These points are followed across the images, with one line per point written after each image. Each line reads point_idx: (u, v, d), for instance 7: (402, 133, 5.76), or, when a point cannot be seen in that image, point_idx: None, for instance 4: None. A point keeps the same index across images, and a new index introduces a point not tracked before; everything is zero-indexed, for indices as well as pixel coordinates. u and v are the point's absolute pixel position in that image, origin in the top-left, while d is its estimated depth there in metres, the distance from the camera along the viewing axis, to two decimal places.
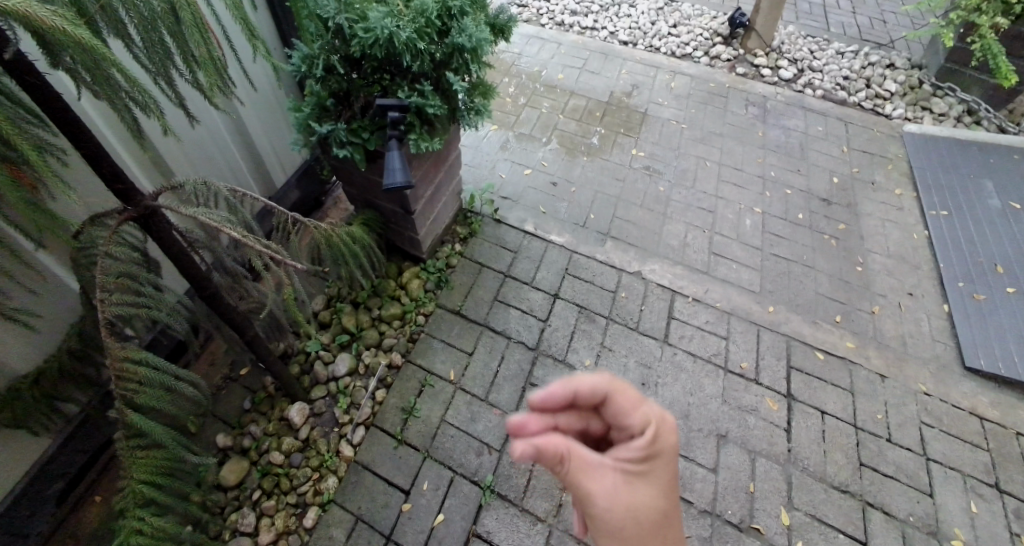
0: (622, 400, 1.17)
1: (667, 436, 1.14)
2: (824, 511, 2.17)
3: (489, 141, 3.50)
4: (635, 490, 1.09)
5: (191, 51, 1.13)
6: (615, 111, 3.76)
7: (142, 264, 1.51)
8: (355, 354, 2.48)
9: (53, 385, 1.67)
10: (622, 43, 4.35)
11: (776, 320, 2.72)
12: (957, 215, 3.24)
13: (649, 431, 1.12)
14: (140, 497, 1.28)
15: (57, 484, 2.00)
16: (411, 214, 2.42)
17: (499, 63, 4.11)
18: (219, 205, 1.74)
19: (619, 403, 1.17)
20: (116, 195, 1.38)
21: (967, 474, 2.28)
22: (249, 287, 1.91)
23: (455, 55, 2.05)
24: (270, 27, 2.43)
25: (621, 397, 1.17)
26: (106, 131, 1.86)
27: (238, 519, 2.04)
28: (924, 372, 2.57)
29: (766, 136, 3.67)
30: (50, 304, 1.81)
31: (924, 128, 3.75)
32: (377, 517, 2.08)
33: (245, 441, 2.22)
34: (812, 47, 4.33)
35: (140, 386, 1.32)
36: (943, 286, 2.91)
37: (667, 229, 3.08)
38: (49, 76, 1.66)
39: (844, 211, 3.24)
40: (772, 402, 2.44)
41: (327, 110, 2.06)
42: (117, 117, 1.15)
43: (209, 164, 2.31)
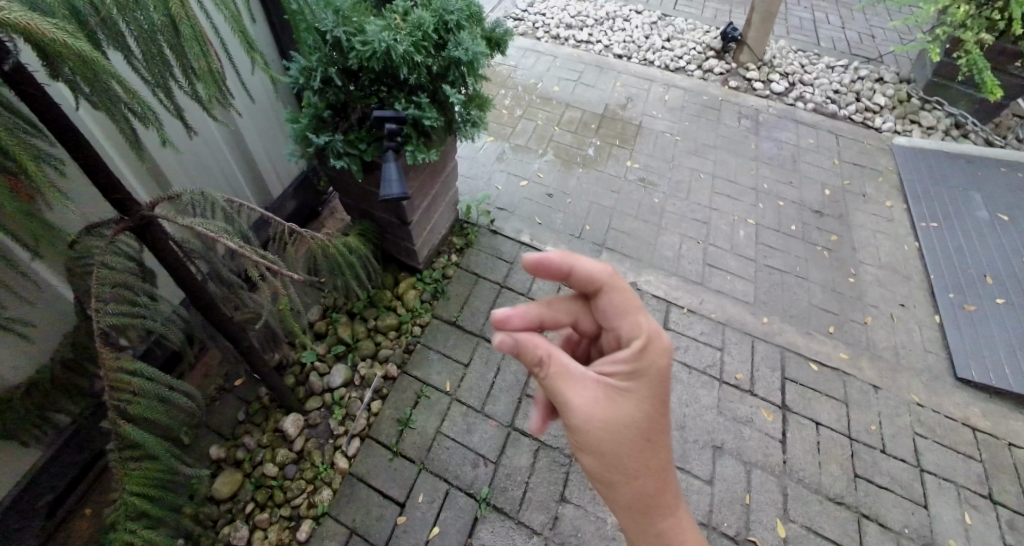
0: (619, 304, 1.35)
1: (657, 346, 1.30)
2: (820, 522, 2.17)
3: (485, 153, 3.52)
4: (623, 395, 1.27)
5: (190, 63, 1.13)
6: (610, 122, 3.80)
7: (137, 274, 1.51)
8: (351, 365, 2.48)
9: (46, 397, 1.65)
10: (617, 56, 4.41)
11: (771, 331, 2.74)
12: (947, 226, 3.29)
13: (638, 343, 1.29)
14: (132, 510, 1.27)
15: (47, 497, 1.97)
16: (408, 225, 2.42)
17: (496, 75, 4.15)
18: (216, 215, 1.74)
19: (618, 310, 1.35)
20: (113, 205, 1.37)
21: (960, 484, 2.29)
22: (245, 297, 1.90)
23: (452, 68, 2.07)
24: (268, 39, 2.45)
25: (618, 302, 1.35)
26: (103, 141, 1.86)
27: (231, 532, 2.01)
28: (916, 382, 2.59)
29: (759, 148, 3.71)
30: (43, 314, 1.79)
31: (913, 141, 3.81)
32: (371, 530, 2.06)
33: (238, 453, 2.20)
34: (803, 61, 4.40)
35: (134, 396, 1.31)
36: (934, 297, 2.94)
37: (662, 240, 3.10)
38: (48, 86, 1.66)
39: (836, 223, 3.28)
40: (767, 413, 2.45)
41: (324, 121, 2.08)
42: (115, 128, 1.15)
43: (206, 175, 2.31)
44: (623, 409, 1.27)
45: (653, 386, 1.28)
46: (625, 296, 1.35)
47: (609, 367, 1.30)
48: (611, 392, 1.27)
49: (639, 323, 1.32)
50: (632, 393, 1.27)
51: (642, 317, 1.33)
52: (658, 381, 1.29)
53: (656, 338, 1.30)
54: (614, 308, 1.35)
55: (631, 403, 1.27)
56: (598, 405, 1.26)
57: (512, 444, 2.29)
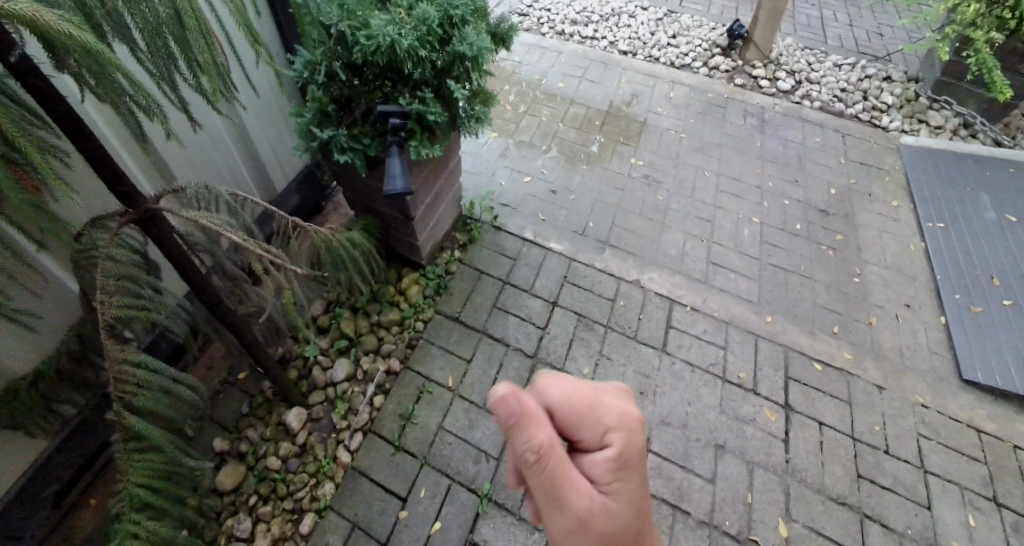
0: (581, 406, 1.13)
1: (634, 427, 1.16)
2: (822, 522, 2.17)
3: (489, 149, 3.52)
4: (608, 508, 1.11)
5: (195, 56, 1.13)
6: (615, 120, 3.79)
7: (142, 267, 1.51)
8: (354, 360, 2.48)
9: (52, 388, 1.66)
10: (622, 53, 4.39)
11: (774, 330, 2.73)
12: (954, 227, 3.27)
13: (615, 437, 1.13)
14: (137, 500, 1.27)
15: (53, 487, 1.98)
16: (411, 220, 2.42)
17: (500, 71, 4.14)
18: (220, 208, 1.74)
19: (580, 410, 1.13)
20: (118, 197, 1.38)
21: (964, 486, 2.28)
22: (249, 291, 1.90)
23: (456, 62, 2.06)
24: (273, 33, 2.44)
25: (578, 399, 1.13)
26: (109, 133, 1.86)
27: (234, 525, 2.03)
28: (921, 383, 2.58)
29: (765, 147, 3.69)
30: (50, 306, 1.80)
31: (920, 141, 3.78)
32: (373, 525, 2.07)
33: (242, 446, 2.21)
34: (810, 59, 4.37)
35: (138, 388, 1.32)
36: (940, 298, 2.92)
37: (666, 238, 3.09)
38: (54, 79, 1.66)
39: (841, 222, 3.26)
40: (770, 412, 2.45)
41: (328, 115, 2.08)
42: (121, 120, 1.15)
43: (210, 168, 2.31)
44: (620, 521, 1.13)
45: (637, 475, 1.16)
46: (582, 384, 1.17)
47: (591, 476, 1.13)
48: (608, 505, 1.12)
49: (604, 417, 1.14)
50: (623, 497, 1.14)
51: (609, 406, 1.16)
52: (639, 471, 1.17)
53: (626, 421, 1.15)
54: (575, 413, 1.13)
55: (622, 504, 1.14)
56: (600, 517, 1.10)
57: None
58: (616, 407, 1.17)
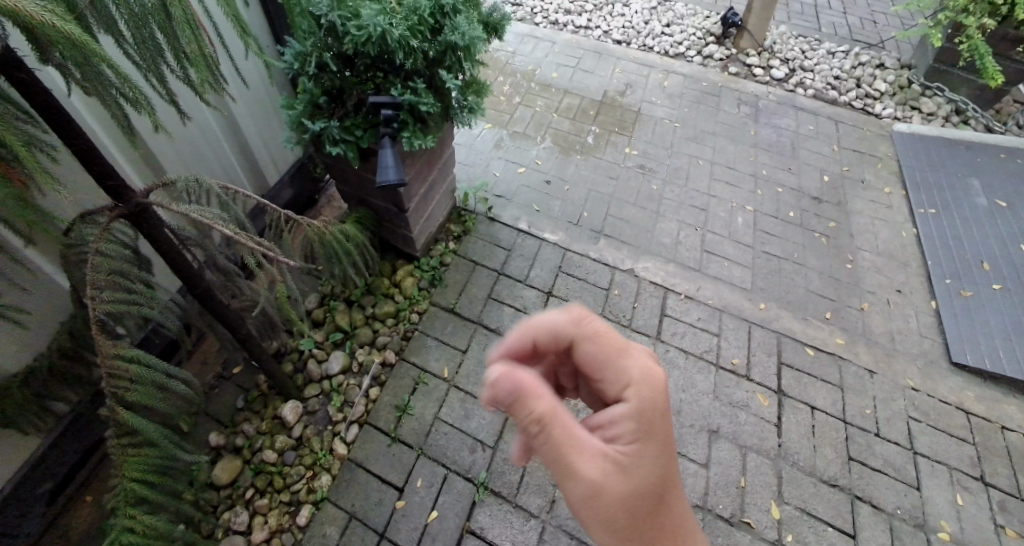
0: (603, 351, 1.23)
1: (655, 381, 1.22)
2: (814, 504, 2.20)
3: (483, 139, 3.51)
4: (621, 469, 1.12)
5: (182, 47, 1.12)
6: (609, 110, 3.77)
7: (133, 262, 1.50)
8: (349, 352, 2.48)
9: (43, 384, 1.66)
10: (616, 42, 4.36)
11: (767, 316, 2.75)
12: (944, 213, 3.29)
13: (630, 392, 1.18)
14: (131, 495, 1.28)
15: (48, 483, 1.98)
16: (405, 212, 2.42)
17: (493, 61, 4.11)
18: (211, 202, 1.73)
19: (597, 358, 1.24)
20: (107, 191, 1.36)
21: (953, 467, 2.32)
22: (242, 285, 1.89)
23: (448, 52, 2.05)
24: (262, 24, 2.42)
25: (604, 344, 1.24)
26: (96, 127, 1.84)
27: (231, 518, 2.03)
28: (912, 367, 2.61)
29: (758, 135, 3.70)
30: (39, 302, 1.79)
31: (912, 127, 3.80)
32: (370, 515, 2.09)
33: (238, 440, 2.22)
34: (804, 47, 4.37)
35: (131, 383, 1.31)
36: (930, 283, 2.95)
37: (660, 227, 3.10)
38: (38, 71, 1.65)
39: (834, 209, 3.28)
40: (763, 397, 2.47)
41: (320, 107, 2.07)
42: (107, 113, 1.14)
43: (201, 162, 2.30)
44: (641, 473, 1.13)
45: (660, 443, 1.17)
46: (607, 336, 1.25)
47: (610, 429, 1.16)
48: (621, 466, 1.12)
49: (628, 370, 1.21)
50: (640, 461, 1.13)
51: (634, 359, 1.23)
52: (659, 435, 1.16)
53: (649, 380, 1.20)
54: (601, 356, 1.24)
55: (645, 466, 1.13)
56: (607, 475, 1.11)
57: (510, 429, 2.31)
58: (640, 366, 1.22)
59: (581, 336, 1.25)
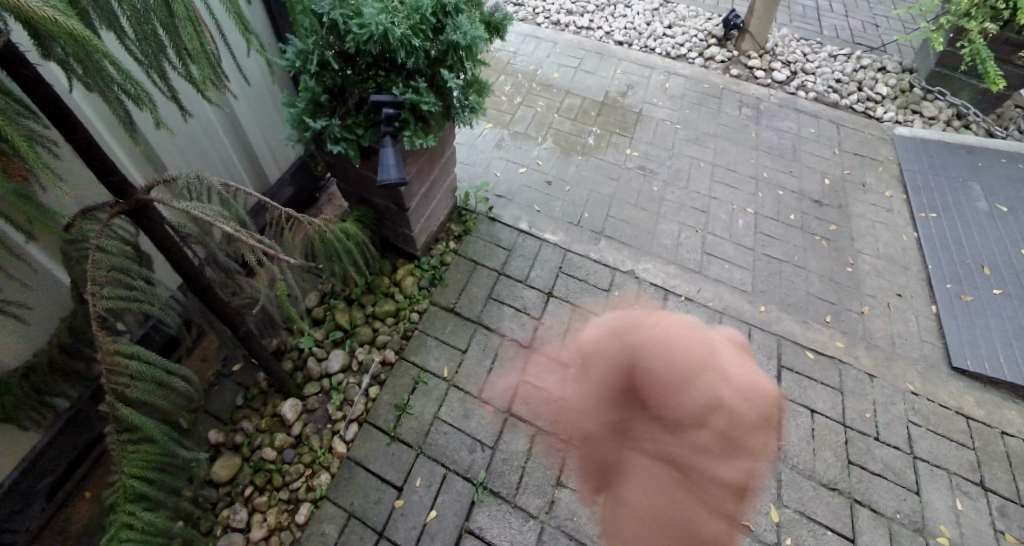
0: (682, 373, 1.33)
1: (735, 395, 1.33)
2: (814, 508, 2.19)
3: (484, 139, 3.50)
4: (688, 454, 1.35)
5: (184, 44, 1.12)
6: (611, 111, 3.77)
7: (134, 258, 1.49)
8: (349, 351, 2.48)
9: (42, 380, 1.65)
10: (618, 43, 4.36)
11: (767, 319, 2.75)
12: (946, 217, 3.29)
13: (725, 410, 1.31)
14: (130, 491, 1.27)
15: (47, 480, 1.98)
16: (405, 211, 2.41)
17: (495, 61, 4.11)
18: (212, 199, 1.72)
19: (685, 373, 1.33)
20: (108, 188, 1.36)
21: (953, 471, 2.31)
22: (242, 282, 1.89)
23: (450, 51, 2.05)
24: (264, 22, 2.41)
25: (685, 354, 1.37)
26: (97, 124, 1.84)
27: (230, 515, 2.03)
28: (912, 371, 2.61)
29: (759, 137, 3.69)
30: (40, 297, 1.79)
31: (914, 131, 3.80)
32: (369, 513, 2.08)
33: (237, 438, 2.21)
34: (805, 49, 4.37)
35: (131, 380, 1.31)
36: (931, 287, 2.95)
37: (661, 228, 3.10)
38: (41, 67, 1.64)
39: (835, 212, 3.27)
40: (762, 400, 2.47)
41: (321, 106, 2.07)
42: (108, 109, 1.14)
43: (202, 160, 2.30)
44: (718, 469, 1.34)
45: (728, 442, 1.32)
46: (691, 350, 1.37)
47: (687, 430, 1.33)
48: (709, 456, 1.32)
49: (722, 391, 1.32)
50: (713, 459, 1.33)
51: (719, 380, 1.33)
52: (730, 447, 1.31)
53: (746, 400, 1.30)
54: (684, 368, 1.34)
55: (726, 463, 1.33)
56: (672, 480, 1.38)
57: (509, 429, 2.30)
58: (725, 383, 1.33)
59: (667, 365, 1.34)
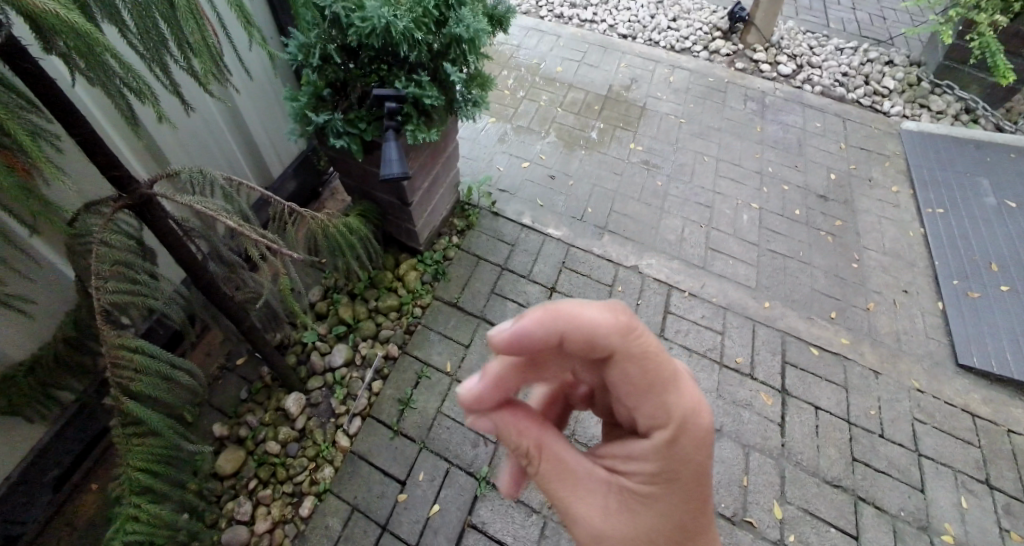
0: (640, 379, 1.03)
1: (695, 424, 1.05)
2: (817, 504, 2.19)
3: (487, 134, 3.49)
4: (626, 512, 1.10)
5: (185, 38, 1.12)
6: (615, 105, 3.75)
7: (138, 253, 1.50)
8: (352, 345, 2.48)
9: (48, 373, 1.66)
10: (622, 36, 4.33)
11: (771, 315, 2.73)
12: (953, 213, 3.26)
13: (665, 434, 1.04)
14: (137, 484, 1.28)
15: (54, 472, 2.00)
16: (408, 206, 2.41)
17: (498, 55, 4.08)
18: (215, 194, 1.72)
19: (638, 382, 1.04)
20: (111, 182, 1.36)
21: (958, 469, 2.30)
22: (246, 277, 1.89)
23: (453, 45, 2.03)
24: (266, 16, 2.41)
25: (652, 366, 1.03)
26: (100, 118, 1.84)
27: (235, 508, 2.04)
28: (917, 367, 2.59)
29: (764, 131, 3.67)
30: (44, 290, 1.80)
31: (921, 125, 3.76)
32: (373, 507, 2.09)
33: (241, 431, 2.22)
34: (812, 43, 4.32)
35: (136, 374, 1.31)
36: (937, 283, 2.92)
37: (665, 224, 3.08)
38: (43, 61, 1.64)
39: (841, 208, 3.25)
40: (766, 396, 2.46)
41: (323, 100, 2.06)
42: (111, 103, 1.14)
43: (204, 153, 2.30)
44: (654, 526, 1.08)
45: (689, 488, 1.08)
46: (655, 361, 1.03)
47: (626, 465, 1.11)
48: (630, 507, 1.10)
49: (673, 407, 1.04)
50: (657, 502, 1.08)
51: (681, 394, 1.05)
52: (688, 475, 1.07)
53: (694, 419, 1.04)
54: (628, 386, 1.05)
55: (655, 513, 1.08)
56: (607, 512, 1.11)
57: None
58: (684, 400, 1.05)
59: (625, 354, 1.02)
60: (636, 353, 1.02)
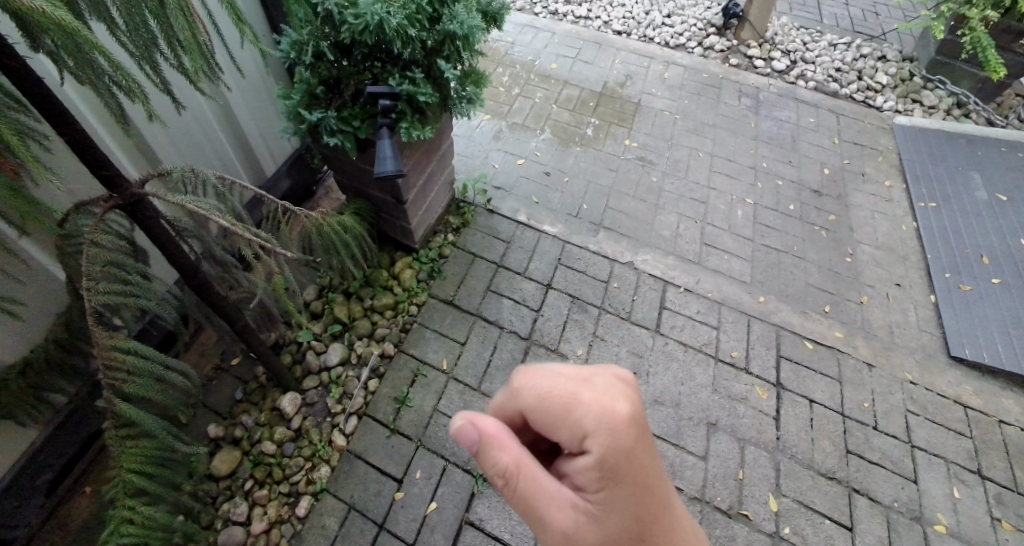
0: (553, 408, 1.00)
1: (617, 427, 0.97)
2: (812, 497, 2.21)
3: (481, 130, 3.48)
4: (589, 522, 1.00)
5: (176, 35, 1.11)
6: (609, 101, 3.75)
7: (130, 253, 1.48)
8: (348, 344, 2.48)
9: (40, 375, 1.65)
10: (616, 33, 4.32)
11: (767, 310, 2.74)
12: (945, 207, 3.28)
13: (588, 450, 0.97)
14: (130, 486, 1.28)
15: (47, 475, 1.98)
16: (403, 204, 2.40)
17: (492, 52, 4.07)
18: (208, 193, 1.71)
19: (554, 405, 1.00)
20: (102, 181, 1.35)
21: (950, 460, 2.33)
22: (239, 276, 1.88)
23: (447, 42, 2.02)
24: (258, 13, 2.39)
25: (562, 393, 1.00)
26: (90, 117, 1.82)
27: (231, 509, 2.04)
28: (910, 360, 2.61)
29: (759, 127, 3.67)
30: (34, 292, 1.78)
31: (914, 120, 3.78)
32: (370, 506, 2.09)
33: (236, 432, 2.21)
34: (805, 39, 4.33)
35: (128, 375, 1.30)
36: (930, 277, 2.94)
37: (660, 219, 3.09)
38: (31, 60, 1.62)
39: (835, 203, 3.26)
40: (762, 391, 2.47)
41: (317, 98, 2.05)
42: (100, 102, 1.12)
43: (196, 153, 2.28)
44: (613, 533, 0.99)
45: (633, 495, 0.99)
46: (565, 386, 1.00)
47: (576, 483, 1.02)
48: (594, 516, 1.00)
49: (584, 420, 0.97)
50: (613, 507, 0.99)
51: (589, 406, 0.98)
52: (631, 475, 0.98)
53: (608, 423, 0.96)
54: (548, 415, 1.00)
55: (611, 528, 0.99)
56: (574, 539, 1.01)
57: None
58: (594, 407, 0.98)
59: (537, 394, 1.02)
60: (531, 396, 1.03)
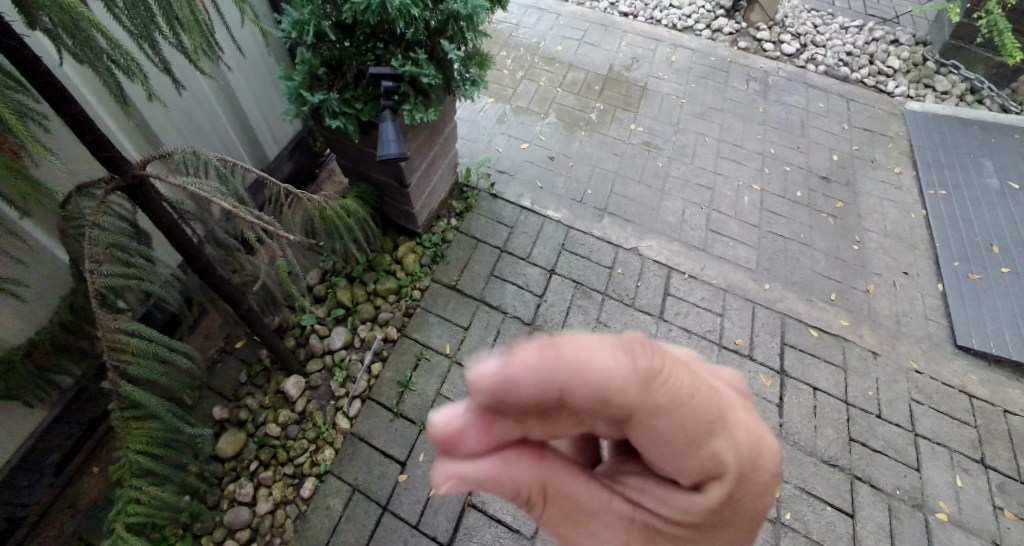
0: (682, 430, 0.75)
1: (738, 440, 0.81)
2: (814, 484, 2.21)
3: (486, 114, 3.44)
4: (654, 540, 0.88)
5: (174, 13, 1.09)
6: (615, 85, 3.69)
7: (132, 236, 1.47)
8: (351, 328, 2.48)
9: (47, 356, 1.67)
10: (623, 15, 4.24)
11: (772, 297, 2.73)
12: (956, 195, 3.23)
13: (721, 486, 0.80)
14: (137, 467, 1.29)
15: (55, 455, 2.01)
16: (406, 188, 2.38)
17: (496, 34, 4.00)
18: (210, 175, 1.69)
19: (679, 436, 0.75)
20: (103, 163, 1.34)
21: (954, 449, 2.32)
22: (243, 260, 1.87)
23: (450, 22, 1.99)
24: None
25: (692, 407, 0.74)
26: (89, 97, 1.81)
27: (236, 489, 2.06)
28: (916, 349, 2.59)
29: (767, 112, 3.61)
30: (39, 274, 1.78)
31: (926, 106, 3.71)
32: (374, 488, 2.11)
33: (241, 414, 2.23)
34: (816, 21, 4.25)
35: (133, 357, 1.30)
36: (939, 266, 2.91)
37: (665, 206, 3.06)
38: (28, 38, 1.61)
39: (843, 189, 3.22)
40: (765, 378, 2.47)
41: (319, 79, 2.02)
42: (99, 82, 1.11)
43: (197, 134, 2.26)
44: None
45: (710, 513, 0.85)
46: (693, 397, 0.74)
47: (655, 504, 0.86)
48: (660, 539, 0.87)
49: (717, 447, 0.78)
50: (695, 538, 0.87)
51: (732, 429, 0.80)
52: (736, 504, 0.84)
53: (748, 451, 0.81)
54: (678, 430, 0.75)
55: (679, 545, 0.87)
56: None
57: None
58: (737, 440, 0.80)
59: (660, 406, 0.71)
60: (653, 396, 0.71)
